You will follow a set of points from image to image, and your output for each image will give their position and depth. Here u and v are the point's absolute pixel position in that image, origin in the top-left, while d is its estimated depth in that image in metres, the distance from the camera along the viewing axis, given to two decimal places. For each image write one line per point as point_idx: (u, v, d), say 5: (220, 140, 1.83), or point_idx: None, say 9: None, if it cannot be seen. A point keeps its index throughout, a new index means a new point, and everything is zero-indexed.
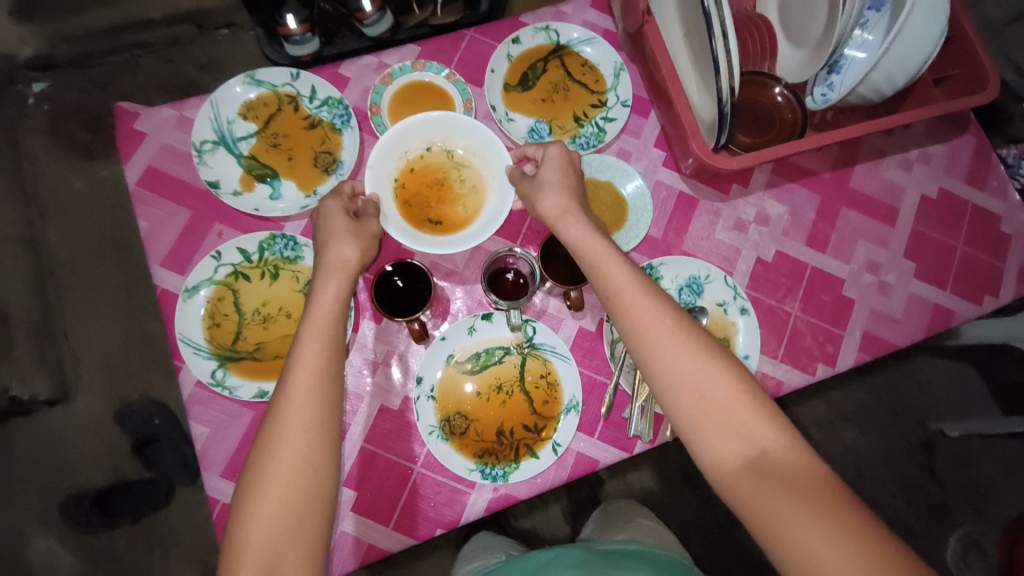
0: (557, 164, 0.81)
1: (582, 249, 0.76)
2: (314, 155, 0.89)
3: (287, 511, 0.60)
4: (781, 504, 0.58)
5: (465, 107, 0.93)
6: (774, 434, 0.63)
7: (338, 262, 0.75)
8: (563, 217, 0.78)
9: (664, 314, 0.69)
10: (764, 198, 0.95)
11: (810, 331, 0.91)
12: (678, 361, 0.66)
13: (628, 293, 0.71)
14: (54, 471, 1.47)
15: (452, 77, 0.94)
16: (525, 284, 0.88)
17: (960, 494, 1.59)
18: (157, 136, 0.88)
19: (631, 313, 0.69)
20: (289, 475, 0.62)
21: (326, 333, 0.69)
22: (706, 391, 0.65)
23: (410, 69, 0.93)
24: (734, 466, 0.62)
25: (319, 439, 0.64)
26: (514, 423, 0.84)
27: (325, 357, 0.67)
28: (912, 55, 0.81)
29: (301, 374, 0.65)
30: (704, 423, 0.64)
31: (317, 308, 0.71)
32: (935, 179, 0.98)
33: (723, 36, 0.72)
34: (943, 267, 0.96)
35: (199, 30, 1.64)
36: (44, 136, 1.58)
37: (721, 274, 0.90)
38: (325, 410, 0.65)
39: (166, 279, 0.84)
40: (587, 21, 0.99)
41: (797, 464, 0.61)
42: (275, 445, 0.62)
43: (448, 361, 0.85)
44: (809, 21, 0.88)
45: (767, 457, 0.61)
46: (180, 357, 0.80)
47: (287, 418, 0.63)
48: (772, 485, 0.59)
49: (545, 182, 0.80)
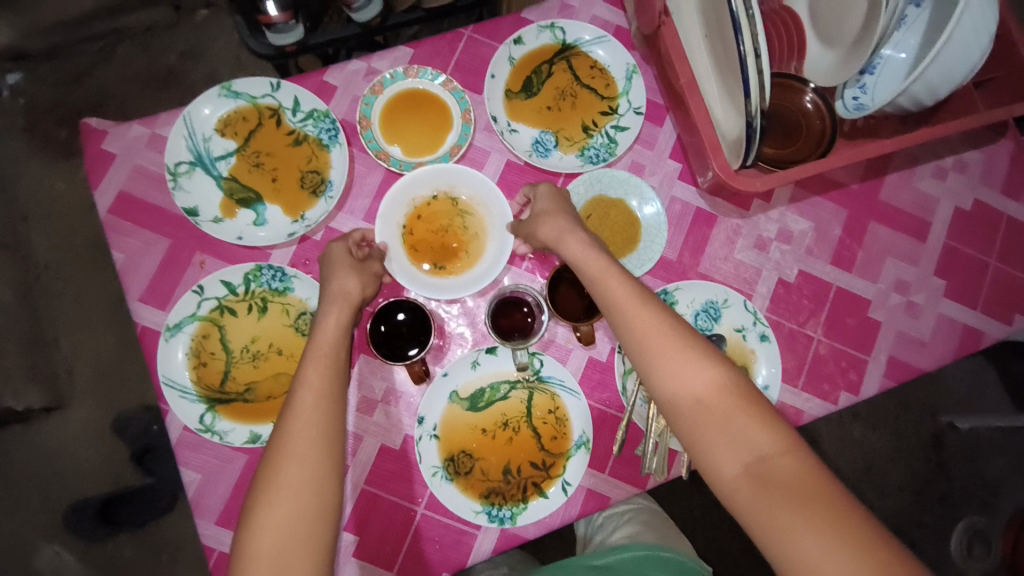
0: (549, 197, 0.78)
1: (582, 266, 0.70)
2: (300, 176, 0.82)
3: (277, 552, 0.55)
4: (783, 512, 0.53)
5: (463, 118, 0.85)
6: (773, 439, 0.57)
7: (340, 293, 0.70)
8: (563, 237, 0.73)
9: (661, 321, 0.64)
10: (787, 214, 0.88)
11: (833, 357, 0.86)
12: (677, 364, 0.61)
13: (625, 297, 0.66)
14: (52, 481, 1.43)
15: (450, 85, 0.85)
16: (530, 319, 0.82)
17: (968, 487, 1.57)
18: (129, 157, 0.80)
19: (626, 314, 0.65)
20: (287, 509, 0.56)
21: (332, 361, 0.65)
22: (702, 393, 0.60)
23: (402, 76, 0.85)
24: (733, 474, 0.57)
25: (322, 466, 0.59)
26: (521, 461, 0.79)
27: (329, 386, 0.63)
28: (957, 66, 0.72)
29: (306, 401, 0.61)
30: (703, 430, 0.59)
31: (322, 336, 0.67)
32: (970, 190, 0.91)
33: (755, 54, 0.64)
34: (974, 286, 0.90)
35: (176, 14, 1.53)
36: (21, 134, 1.50)
37: (740, 298, 0.84)
38: (328, 441, 0.60)
39: (146, 316, 0.78)
40: (596, 17, 0.90)
41: (799, 471, 0.55)
42: (276, 473, 0.58)
43: (451, 397, 0.80)
44: (844, 18, 0.79)
45: (765, 463, 0.56)
46: (164, 401, 0.75)
47: (292, 449, 0.59)
48: (772, 495, 0.54)
49: (541, 213, 0.76)
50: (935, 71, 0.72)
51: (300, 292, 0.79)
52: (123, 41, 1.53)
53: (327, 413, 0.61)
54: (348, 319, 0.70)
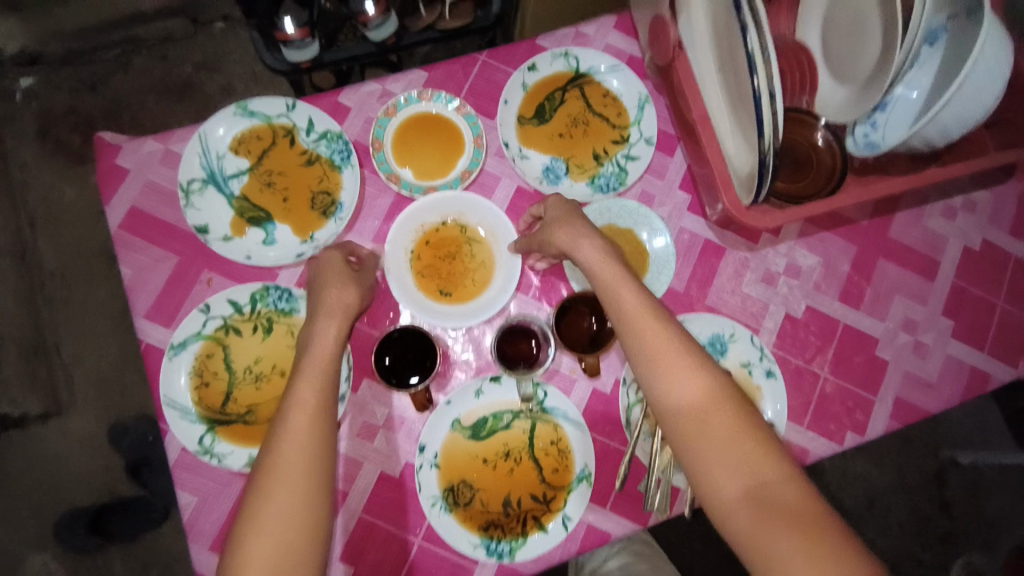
0: (559, 208, 0.76)
1: (596, 274, 0.69)
2: (311, 196, 0.82)
3: (271, 568, 0.55)
4: (783, 542, 0.53)
5: (475, 143, 0.85)
6: (776, 466, 0.57)
7: (337, 306, 0.68)
8: (578, 245, 0.71)
9: (670, 338, 0.63)
10: (796, 248, 0.88)
11: (839, 396, 0.85)
12: (684, 384, 0.61)
13: (633, 310, 0.65)
14: (48, 487, 1.42)
15: (463, 109, 0.85)
16: (535, 347, 0.81)
17: (969, 523, 1.55)
18: (142, 172, 0.80)
19: (634, 328, 0.64)
20: (281, 524, 0.56)
21: (326, 374, 0.64)
22: (709, 415, 0.59)
23: (416, 99, 0.85)
24: (733, 499, 0.56)
25: (317, 482, 0.58)
26: (522, 493, 0.78)
27: (324, 400, 0.62)
28: (970, 110, 0.72)
29: (301, 415, 0.61)
30: (708, 452, 0.58)
31: (317, 348, 0.65)
32: (980, 230, 0.91)
33: (770, 95, 0.63)
34: (982, 327, 0.89)
35: (193, 26, 1.55)
36: (34, 139, 1.51)
37: (747, 332, 0.84)
38: (322, 456, 0.60)
39: (151, 333, 0.78)
40: (610, 44, 0.91)
41: (800, 502, 0.55)
42: (270, 488, 0.57)
43: (453, 425, 0.79)
44: (856, 56, 0.79)
45: (767, 491, 0.56)
46: (165, 420, 0.75)
47: (286, 464, 0.58)
48: (773, 523, 0.54)
49: (552, 222, 0.74)
50: (948, 115, 0.72)
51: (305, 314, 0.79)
52: (139, 51, 1.55)
53: (321, 428, 0.61)
54: (347, 332, 0.68)
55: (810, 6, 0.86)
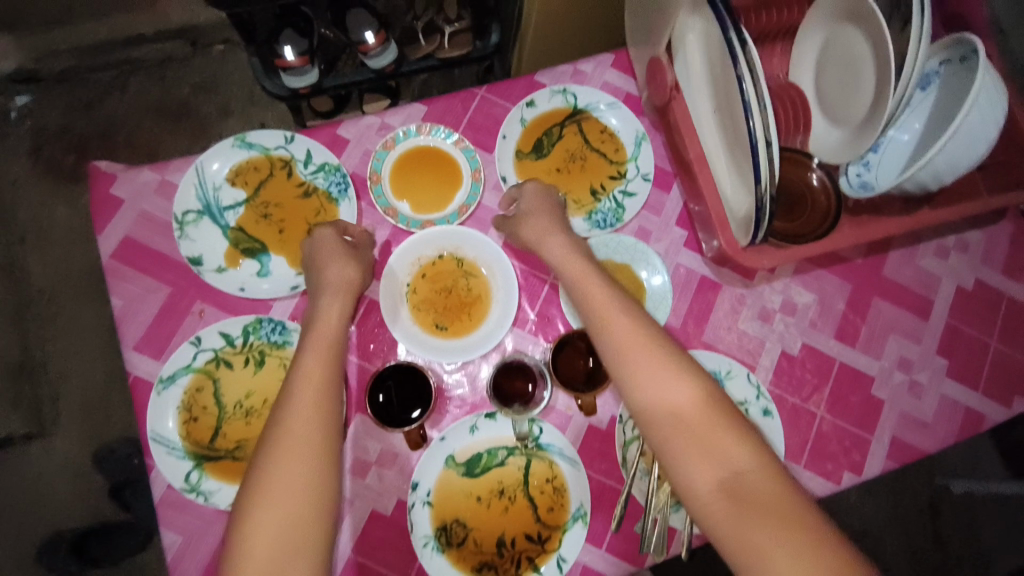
0: (535, 196, 0.80)
1: (560, 267, 0.74)
2: (307, 228, 0.82)
3: (285, 528, 0.57)
4: (757, 530, 0.54)
5: (473, 176, 0.86)
6: (747, 454, 0.59)
7: (343, 283, 0.73)
8: (545, 241, 0.76)
9: (641, 333, 0.65)
10: (791, 285, 0.88)
11: (837, 436, 0.85)
12: (658, 378, 0.63)
13: (604, 307, 0.68)
14: (27, 513, 1.37)
15: (461, 143, 0.86)
16: (530, 388, 0.81)
17: (964, 555, 1.54)
18: (136, 202, 0.80)
19: (603, 323, 0.67)
20: (290, 492, 0.58)
21: (330, 349, 0.68)
22: (679, 407, 0.61)
23: (415, 133, 0.85)
24: (708, 489, 0.58)
25: (324, 452, 0.61)
26: (516, 533, 0.77)
27: (328, 372, 0.65)
28: (962, 155, 0.73)
29: (307, 387, 0.63)
30: (682, 444, 0.60)
31: (323, 325, 0.70)
32: (972, 270, 0.92)
33: (766, 142, 0.64)
34: (976, 367, 0.89)
35: (193, 48, 1.56)
36: (27, 157, 1.50)
37: (744, 369, 0.83)
38: (328, 426, 0.62)
39: (140, 365, 0.76)
40: (607, 82, 0.92)
41: (773, 489, 0.56)
42: (278, 459, 0.59)
43: (447, 462, 0.78)
44: (851, 98, 0.81)
45: (740, 480, 0.57)
46: (151, 456, 0.73)
47: (294, 435, 0.60)
48: (746, 512, 0.55)
49: (526, 212, 0.79)
50: (942, 159, 0.73)
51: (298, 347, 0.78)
52: (137, 71, 1.55)
53: (330, 396, 0.64)
54: (350, 308, 0.73)
55: (803, 49, 0.88)
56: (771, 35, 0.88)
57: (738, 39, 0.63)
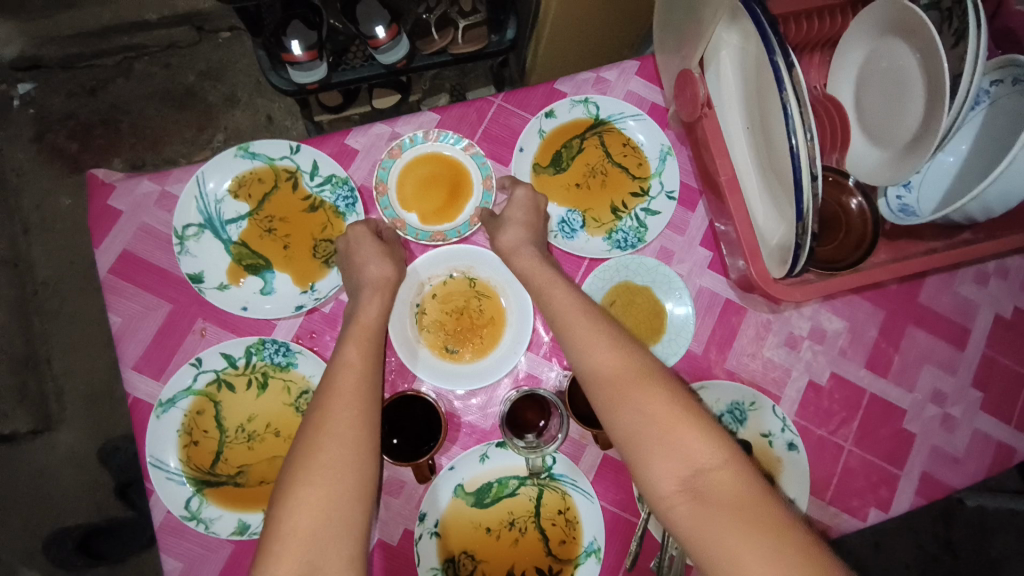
0: (524, 206, 0.76)
1: (529, 278, 0.73)
2: (313, 244, 0.78)
3: (328, 498, 0.57)
4: (720, 528, 0.52)
5: (484, 184, 0.81)
6: (710, 450, 0.56)
7: (381, 279, 0.72)
8: (518, 251, 0.74)
9: (604, 335, 0.65)
10: (821, 311, 0.84)
11: (864, 470, 0.81)
12: (622, 375, 0.62)
13: (569, 310, 0.68)
14: (35, 503, 1.37)
15: (471, 149, 0.81)
16: (545, 425, 0.77)
17: (973, 566, 1.51)
18: (136, 215, 0.76)
19: (569, 325, 0.67)
20: (326, 479, 0.58)
21: (371, 341, 0.68)
22: (641, 403, 0.60)
23: (421, 140, 0.81)
24: (670, 488, 0.56)
25: (365, 441, 0.61)
26: (526, 566, 0.74)
27: (370, 363, 0.66)
28: (1016, 187, 0.70)
29: (348, 376, 0.64)
30: (643, 439, 0.58)
31: (363, 318, 0.70)
32: (1011, 298, 0.87)
33: (811, 177, 0.59)
34: (1013, 401, 0.85)
35: (198, 34, 1.51)
36: (31, 145, 1.47)
37: (769, 402, 0.79)
38: (365, 415, 0.62)
39: (139, 385, 0.74)
40: (631, 91, 0.87)
41: (737, 485, 0.54)
42: (315, 447, 0.59)
43: (455, 491, 0.75)
44: (896, 119, 0.76)
45: (702, 477, 0.55)
46: (150, 481, 0.70)
47: (337, 415, 0.62)
48: (709, 511, 0.53)
49: (506, 219, 0.76)
50: (995, 191, 0.69)
51: (303, 369, 0.74)
52: (141, 58, 1.50)
53: (370, 381, 0.65)
54: (389, 305, 0.73)
55: (843, 61, 0.82)
56: (809, 45, 0.82)
57: (785, 64, 0.59)
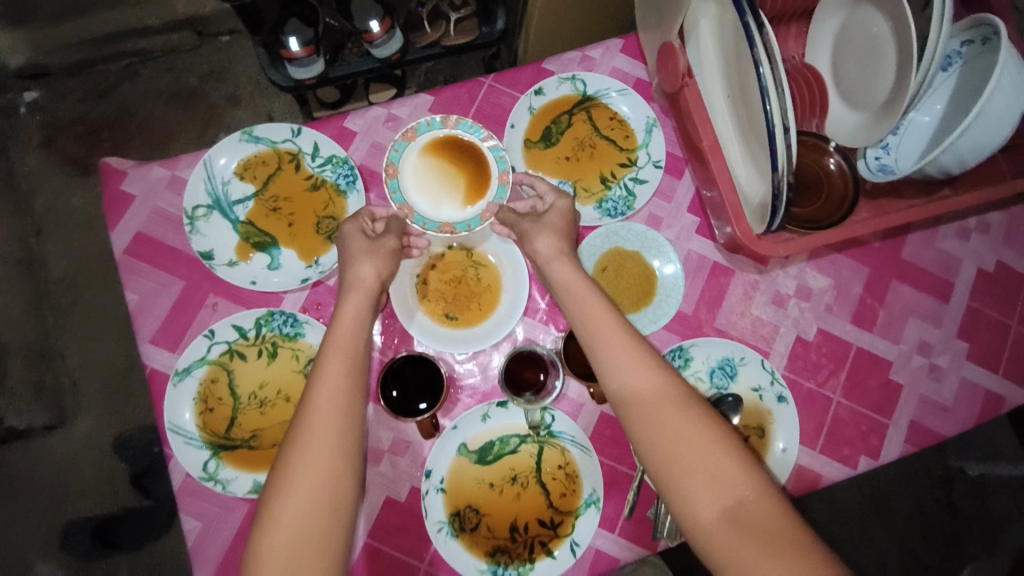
0: (562, 214, 0.76)
1: (567, 286, 0.71)
2: (317, 220, 0.82)
3: (303, 524, 0.56)
4: (760, 558, 0.53)
5: (499, 178, 0.82)
6: (751, 481, 0.57)
7: (357, 281, 0.71)
8: (557, 259, 0.73)
9: (644, 358, 0.64)
10: (806, 270, 0.87)
11: (853, 420, 0.84)
12: (668, 403, 0.61)
13: (609, 327, 0.65)
14: (55, 492, 1.41)
15: (489, 140, 0.82)
16: (543, 379, 0.81)
17: (975, 529, 1.53)
18: (148, 198, 0.81)
19: (608, 345, 0.65)
20: (308, 507, 0.56)
21: (351, 340, 0.65)
22: (682, 431, 0.59)
23: (439, 124, 0.82)
24: (710, 517, 0.56)
25: (340, 459, 0.58)
26: (528, 518, 0.78)
27: (346, 378, 0.62)
28: (987, 139, 0.71)
29: (325, 393, 0.61)
30: (683, 467, 0.58)
31: (339, 327, 0.66)
32: (993, 251, 0.90)
33: (784, 128, 0.62)
34: (997, 350, 0.88)
35: (200, 38, 1.56)
36: (41, 149, 1.52)
37: (757, 356, 0.82)
38: (349, 422, 0.60)
39: (156, 358, 0.78)
40: (617, 68, 0.90)
41: (777, 518, 0.55)
42: (292, 471, 0.57)
43: (459, 449, 0.79)
44: (870, 82, 0.79)
45: (743, 508, 0.55)
46: (169, 446, 0.74)
47: (311, 436, 0.59)
48: (749, 542, 0.54)
49: (545, 225, 0.75)
50: (967, 143, 0.71)
51: (311, 338, 0.78)
52: (146, 63, 1.55)
53: (346, 397, 0.61)
54: (368, 306, 0.70)
55: (819, 32, 0.86)
56: (785, 16, 0.85)
57: (755, 23, 0.62)
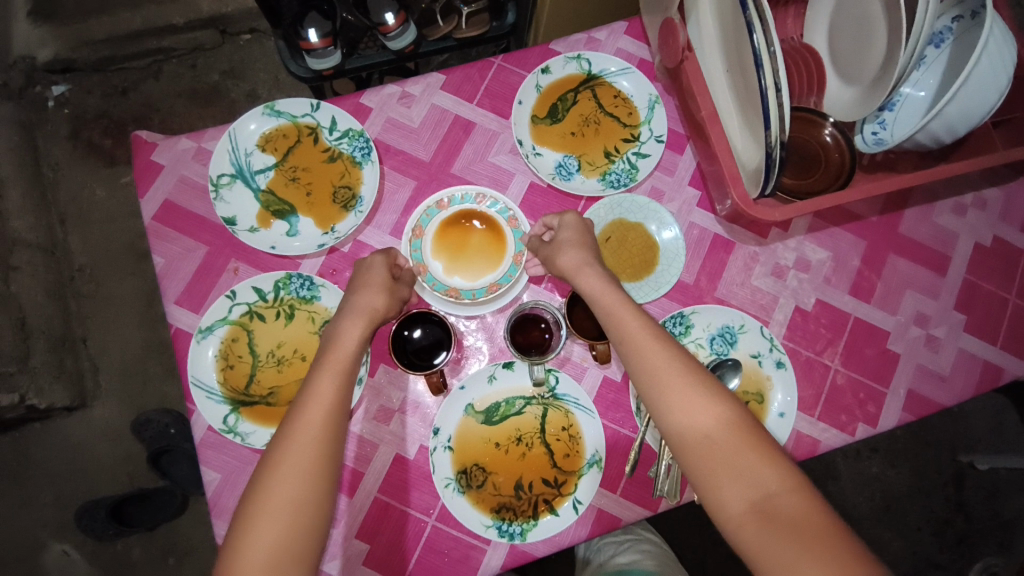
0: (573, 228, 0.79)
1: (598, 299, 0.72)
2: (333, 190, 0.86)
3: (280, 532, 0.57)
4: (789, 549, 0.53)
5: (515, 258, 0.86)
6: (778, 475, 0.58)
7: (365, 309, 0.71)
8: (581, 271, 0.74)
9: (675, 359, 0.65)
10: (805, 243, 0.90)
11: (850, 388, 0.86)
12: (688, 408, 0.62)
13: (638, 331, 0.67)
14: (70, 474, 1.46)
15: (514, 222, 0.87)
16: (548, 336, 0.84)
17: (985, 527, 1.51)
18: (175, 168, 0.85)
19: (639, 347, 0.66)
20: (285, 519, 0.58)
21: (336, 378, 0.66)
22: (710, 429, 0.61)
23: (472, 200, 0.88)
24: (737, 510, 0.57)
25: (315, 476, 0.60)
26: (533, 477, 0.80)
27: (338, 398, 0.64)
28: (974, 107, 0.75)
29: (312, 410, 0.63)
30: (711, 462, 0.60)
31: (333, 350, 0.68)
32: (990, 227, 0.91)
33: (776, 89, 0.65)
34: (994, 323, 0.89)
35: (221, 36, 1.62)
36: (66, 141, 1.58)
37: (757, 323, 0.84)
38: (323, 453, 0.61)
39: (181, 318, 0.82)
40: (621, 49, 0.94)
41: (805, 510, 0.55)
42: (269, 484, 0.59)
43: (466, 410, 0.81)
44: (865, 56, 0.81)
45: (771, 500, 0.56)
46: (192, 401, 0.78)
47: (292, 449, 0.61)
48: (778, 531, 0.54)
49: (562, 243, 0.77)
50: (954, 110, 0.74)
51: (327, 301, 0.82)
52: (170, 60, 1.61)
53: (329, 414, 0.63)
54: (367, 336, 0.71)
55: (817, 9, 0.89)
56: None
57: None
